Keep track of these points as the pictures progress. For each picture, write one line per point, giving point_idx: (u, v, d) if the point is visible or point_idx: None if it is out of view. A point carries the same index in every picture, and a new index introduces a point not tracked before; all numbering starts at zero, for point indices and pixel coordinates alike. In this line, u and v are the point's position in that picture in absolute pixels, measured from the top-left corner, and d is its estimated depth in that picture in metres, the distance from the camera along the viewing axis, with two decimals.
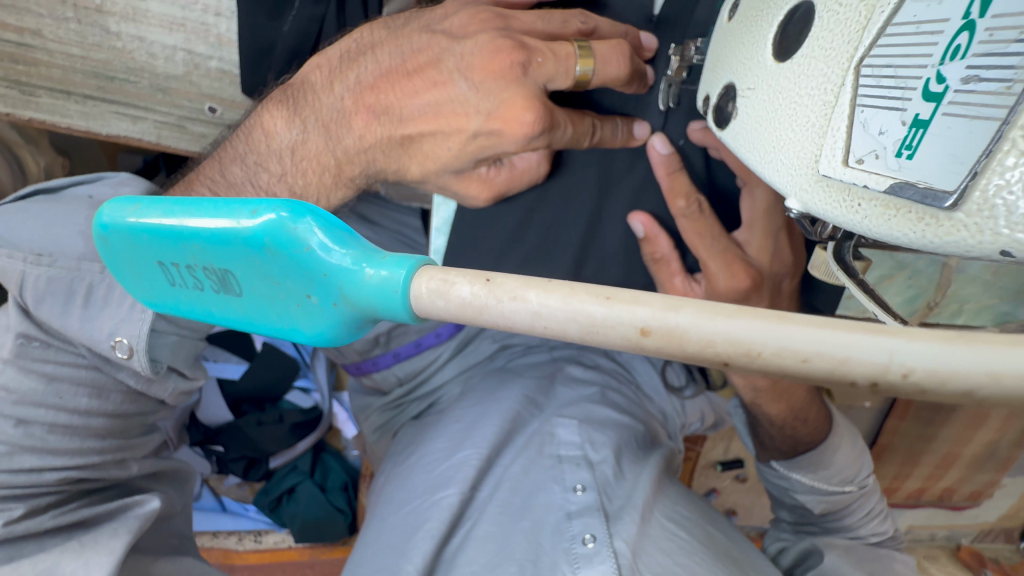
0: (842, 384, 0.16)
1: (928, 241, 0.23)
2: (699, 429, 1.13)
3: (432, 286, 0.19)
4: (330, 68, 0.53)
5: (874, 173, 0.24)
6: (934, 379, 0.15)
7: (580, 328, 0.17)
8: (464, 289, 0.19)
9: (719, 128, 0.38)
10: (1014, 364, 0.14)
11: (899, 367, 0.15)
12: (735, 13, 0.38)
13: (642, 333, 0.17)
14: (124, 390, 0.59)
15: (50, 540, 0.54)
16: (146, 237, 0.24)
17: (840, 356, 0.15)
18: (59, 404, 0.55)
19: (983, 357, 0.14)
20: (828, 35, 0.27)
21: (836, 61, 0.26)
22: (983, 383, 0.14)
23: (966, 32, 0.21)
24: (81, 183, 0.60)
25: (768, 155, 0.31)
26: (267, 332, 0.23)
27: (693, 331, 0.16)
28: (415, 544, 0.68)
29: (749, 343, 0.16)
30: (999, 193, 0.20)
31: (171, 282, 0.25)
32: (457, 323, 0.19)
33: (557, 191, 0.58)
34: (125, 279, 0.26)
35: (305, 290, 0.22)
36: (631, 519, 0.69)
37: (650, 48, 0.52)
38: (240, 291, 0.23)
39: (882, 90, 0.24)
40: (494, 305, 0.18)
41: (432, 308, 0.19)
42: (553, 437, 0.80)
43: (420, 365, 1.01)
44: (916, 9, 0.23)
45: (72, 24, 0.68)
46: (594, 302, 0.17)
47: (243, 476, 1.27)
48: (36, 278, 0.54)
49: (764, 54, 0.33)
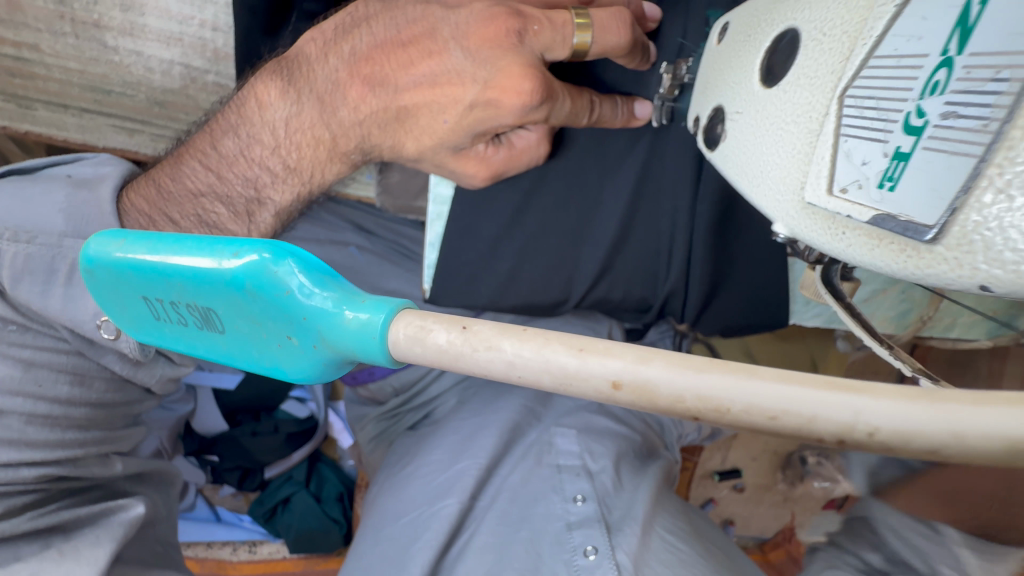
0: (811, 440, 0.16)
1: (911, 272, 0.23)
2: (696, 441, 1.16)
3: (409, 332, 0.19)
4: (324, 40, 0.51)
5: (858, 204, 0.24)
6: (897, 439, 0.15)
7: (553, 379, 0.17)
8: (441, 335, 0.19)
9: (711, 151, 0.38)
10: (976, 424, 0.14)
11: (865, 426, 0.15)
12: (724, 35, 0.38)
13: (614, 387, 0.17)
14: (107, 377, 0.59)
15: (26, 548, 0.53)
16: (131, 274, 0.24)
17: (808, 415, 0.15)
18: (38, 392, 0.53)
19: (947, 417, 0.14)
20: (813, 64, 0.28)
21: (821, 90, 0.27)
22: (947, 442, 0.14)
23: (944, 68, 0.21)
24: (59, 165, 0.57)
25: (755, 184, 0.32)
26: (249, 367, 0.24)
27: (664, 387, 0.16)
28: (414, 555, 0.68)
29: (717, 399, 0.16)
30: (977, 228, 0.20)
31: (156, 316, 0.25)
32: (435, 369, 0.19)
33: (559, 169, 0.57)
34: (110, 309, 0.26)
35: (286, 331, 0.22)
36: (631, 531, 0.68)
37: (654, 18, 0.49)
38: (222, 329, 0.23)
39: (864, 121, 0.24)
40: (469, 354, 0.18)
41: (410, 353, 0.19)
42: (552, 446, 0.81)
43: (415, 377, 1.03)
44: (896, 43, 0.23)
45: (69, 39, 0.67)
46: (567, 353, 0.17)
47: (238, 486, 1.27)
48: (12, 256, 0.50)
49: (750, 80, 0.33)
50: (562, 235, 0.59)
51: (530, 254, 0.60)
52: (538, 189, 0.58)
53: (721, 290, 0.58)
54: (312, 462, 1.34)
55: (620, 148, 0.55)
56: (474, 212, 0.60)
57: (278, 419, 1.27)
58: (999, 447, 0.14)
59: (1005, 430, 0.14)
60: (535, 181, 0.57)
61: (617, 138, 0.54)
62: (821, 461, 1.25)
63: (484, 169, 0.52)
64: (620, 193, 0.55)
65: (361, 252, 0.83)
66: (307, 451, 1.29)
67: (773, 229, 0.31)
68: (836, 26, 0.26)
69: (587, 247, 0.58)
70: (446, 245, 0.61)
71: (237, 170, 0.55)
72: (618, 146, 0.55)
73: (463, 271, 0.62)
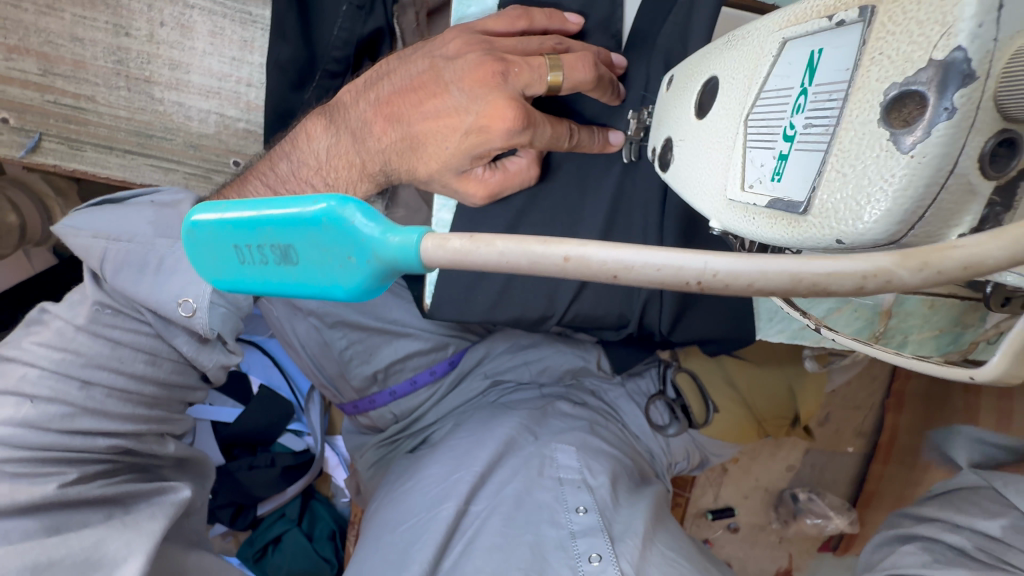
0: (681, 289, 0.20)
1: (795, 239, 0.31)
2: (687, 468, 1.25)
3: (431, 244, 0.23)
4: (357, 90, 0.63)
5: (759, 194, 0.33)
6: (731, 280, 0.19)
7: (529, 259, 0.21)
8: (457, 243, 0.22)
9: (664, 171, 0.47)
10: (776, 267, 0.19)
11: (709, 271, 0.19)
12: (671, 84, 0.49)
13: (564, 260, 0.20)
14: (174, 360, 0.64)
15: (93, 514, 0.55)
16: (228, 227, 0.28)
17: (670, 266, 0.19)
18: (119, 367, 0.59)
19: (759, 264, 0.19)
20: (728, 100, 0.37)
21: (733, 118, 0.36)
22: (757, 276, 0.19)
23: (803, 95, 0.30)
24: (143, 195, 0.68)
25: (696, 190, 0.40)
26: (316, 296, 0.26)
27: (597, 256, 0.20)
28: (415, 552, 0.72)
29: (612, 267, 0.20)
30: (830, 200, 0.28)
31: (240, 261, 0.28)
32: (450, 267, 0.22)
33: (547, 194, 0.66)
34: (201, 264, 0.30)
35: (346, 252, 0.25)
36: (633, 543, 0.75)
37: (621, 66, 0.60)
38: (297, 261, 0.26)
39: (759, 137, 0.33)
40: (474, 251, 0.22)
41: (432, 258, 0.23)
42: (554, 460, 0.87)
43: (413, 405, 1.11)
44: (774, 82, 0.33)
45: (122, 92, 0.79)
46: (534, 241, 0.21)
47: (229, 524, 1.29)
48: (116, 252, 0.61)
49: (689, 116, 0.43)
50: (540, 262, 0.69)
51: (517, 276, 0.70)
52: (530, 208, 0.67)
53: (689, 308, 0.73)
54: (306, 498, 1.38)
55: (597, 171, 0.65)
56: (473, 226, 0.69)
57: (275, 453, 1.30)
58: (788, 280, 0.19)
59: (789, 267, 0.19)
60: (529, 200, 0.66)
61: (595, 164, 0.65)
62: (810, 498, 1.38)
63: (482, 190, 0.61)
64: (601, 205, 0.65)
65: None
66: (301, 486, 1.32)
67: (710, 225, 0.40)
68: (743, 75, 0.36)
69: None
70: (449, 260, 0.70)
71: (288, 187, 0.65)
72: (596, 168, 0.65)
73: (462, 300, 0.71)
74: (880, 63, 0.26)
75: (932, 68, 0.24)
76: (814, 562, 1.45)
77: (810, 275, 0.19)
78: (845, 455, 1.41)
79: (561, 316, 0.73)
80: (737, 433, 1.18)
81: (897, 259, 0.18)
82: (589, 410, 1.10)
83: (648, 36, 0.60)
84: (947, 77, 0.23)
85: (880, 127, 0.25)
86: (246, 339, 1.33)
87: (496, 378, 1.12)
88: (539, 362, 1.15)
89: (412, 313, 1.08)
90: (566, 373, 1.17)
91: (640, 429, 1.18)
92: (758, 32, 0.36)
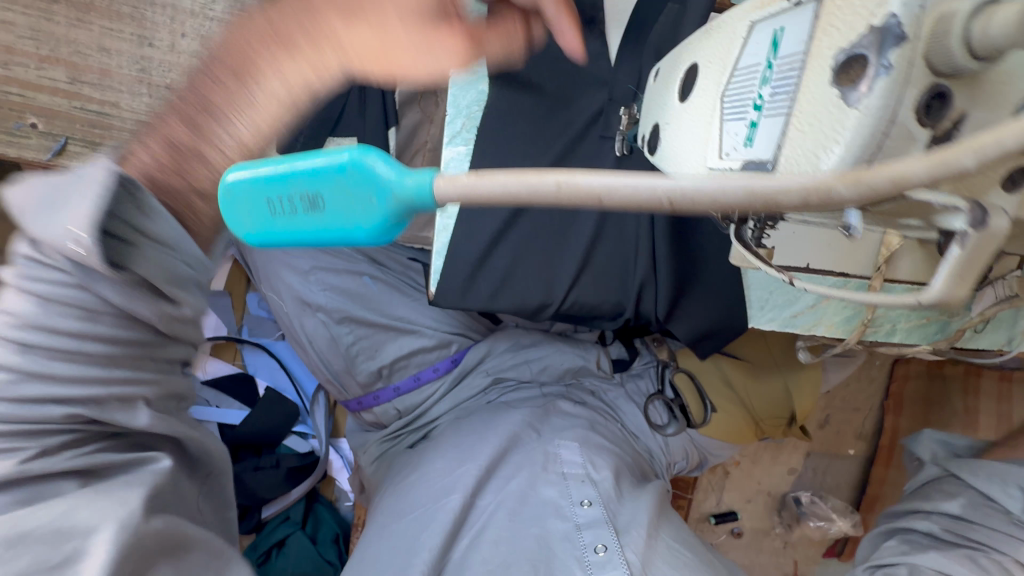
0: (655, 208, 0.23)
1: None
2: (685, 469, 1.27)
3: (442, 182, 0.27)
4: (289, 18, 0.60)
5: (734, 160, 0.36)
6: (693, 198, 0.23)
7: (524, 187, 0.25)
8: (467, 178, 0.26)
9: (652, 154, 0.51)
10: (730, 188, 0.22)
11: (670, 196, 0.23)
12: (658, 75, 0.53)
13: (558, 187, 0.24)
14: (119, 314, 0.44)
15: (60, 484, 0.45)
16: (262, 182, 0.31)
17: (638, 191, 0.23)
18: (56, 327, 0.42)
19: (713, 183, 0.23)
20: (707, 81, 0.41)
21: (711, 97, 0.40)
22: (715, 193, 0.23)
23: (767, 70, 0.34)
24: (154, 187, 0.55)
25: (679, 166, 0.44)
26: (339, 239, 0.30)
27: (584, 182, 0.24)
28: (422, 542, 0.73)
29: (594, 193, 0.24)
30: (790, 156, 0.31)
31: (272, 213, 0.31)
32: (458, 199, 0.26)
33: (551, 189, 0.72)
34: (235, 219, 0.33)
35: (370, 193, 0.28)
36: (638, 533, 0.76)
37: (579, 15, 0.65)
38: (324, 207, 0.29)
39: (733, 109, 0.37)
40: (480, 184, 0.25)
41: (444, 193, 0.27)
42: (557, 457, 0.89)
43: (418, 399, 1.13)
44: (745, 61, 0.37)
45: (144, 98, 0.83)
46: (526, 176, 0.25)
47: (234, 527, 1.30)
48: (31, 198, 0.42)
49: (673, 100, 0.47)
50: (538, 251, 0.74)
51: (517, 266, 0.74)
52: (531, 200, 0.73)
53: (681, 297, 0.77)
54: (310, 501, 1.39)
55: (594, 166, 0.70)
56: (475, 217, 0.72)
57: (280, 454, 1.32)
58: (745, 194, 0.22)
59: (741, 186, 0.22)
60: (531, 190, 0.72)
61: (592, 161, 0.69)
62: (813, 500, 1.39)
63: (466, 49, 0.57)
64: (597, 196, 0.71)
65: (373, 281, 1.11)
66: (304, 488, 1.33)
67: None
68: (721, 57, 0.40)
69: (564, 260, 0.74)
70: (450, 250, 0.73)
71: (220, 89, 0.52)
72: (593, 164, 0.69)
73: (463, 291, 0.74)
74: (832, 32, 0.29)
75: (872, 34, 0.27)
76: (820, 569, 1.45)
77: (761, 192, 0.22)
78: (845, 457, 1.44)
79: (558, 304, 0.76)
80: (737, 430, 1.20)
81: (836, 177, 0.22)
82: (588, 410, 1.12)
83: (639, 35, 0.66)
84: (884, 40, 0.27)
85: (832, 89, 0.29)
86: (252, 341, 1.35)
87: (497, 375, 1.14)
88: (539, 361, 1.17)
89: (417, 311, 1.12)
90: (567, 372, 1.19)
91: (639, 427, 1.19)
92: (734, 20, 0.40)
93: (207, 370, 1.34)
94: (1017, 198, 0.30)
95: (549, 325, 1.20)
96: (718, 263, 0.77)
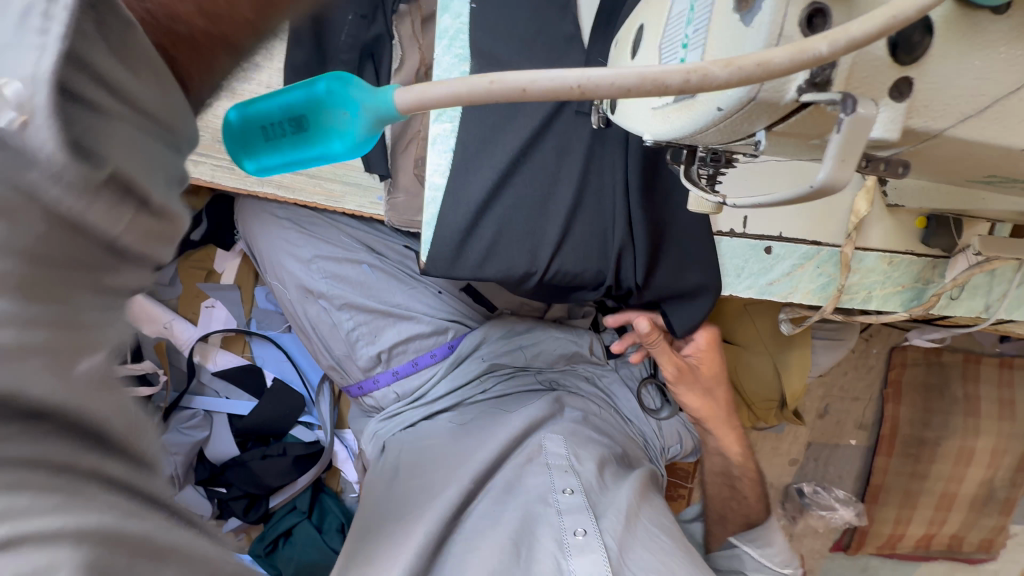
0: (570, 92, 0.28)
1: (693, 122, 0.39)
2: (680, 455, 1.27)
3: (403, 93, 0.32)
4: None
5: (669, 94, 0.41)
6: (598, 85, 0.27)
7: (464, 89, 0.29)
8: (423, 88, 0.31)
9: (613, 113, 0.56)
10: (625, 76, 0.27)
11: (578, 85, 0.28)
12: (616, 43, 0.57)
13: (490, 82, 0.29)
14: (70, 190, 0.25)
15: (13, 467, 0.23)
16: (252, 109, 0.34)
17: (551, 88, 0.28)
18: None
19: (615, 71, 0.27)
20: (651, 35, 0.47)
21: (654, 47, 0.45)
22: (617, 81, 0.27)
23: (690, 14, 0.39)
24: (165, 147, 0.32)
25: (631, 114, 0.49)
26: (320, 152, 0.35)
27: (510, 78, 0.28)
28: (415, 525, 0.82)
29: (518, 85, 0.28)
30: None
31: (266, 138, 0.34)
32: (414, 108, 0.32)
33: (532, 165, 0.79)
34: (231, 147, 0.35)
35: (343, 110, 0.33)
36: (615, 518, 0.82)
37: None
38: (308, 127, 0.34)
39: (668, 53, 0.42)
40: (432, 91, 0.31)
41: (404, 102, 0.32)
42: (542, 448, 0.94)
43: (417, 383, 1.18)
44: (675, 11, 0.42)
45: None
46: (465, 80, 0.29)
47: (242, 516, 1.34)
48: None
49: (627, 58, 0.52)
50: (520, 225, 0.79)
51: (500, 239, 0.79)
52: (513, 175, 0.79)
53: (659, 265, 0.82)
54: (315, 492, 1.41)
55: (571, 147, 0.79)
56: (460, 189, 0.78)
57: (287, 443, 1.37)
58: (639, 79, 0.27)
59: (638, 72, 0.27)
60: (512, 164, 0.79)
61: (570, 145, 0.79)
62: (816, 490, 1.39)
63: None
64: (573, 172, 0.79)
65: (372, 269, 1.15)
66: (311, 477, 1.36)
67: (644, 138, 0.48)
68: (659, 12, 0.45)
69: (546, 230, 0.79)
70: (438, 221, 0.78)
71: None
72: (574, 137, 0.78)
73: (454, 263, 0.79)
74: None
75: None
76: (826, 563, 1.45)
77: (655, 78, 0.27)
78: (848, 447, 1.41)
79: (541, 275, 0.81)
80: None
81: (713, 63, 0.27)
82: (583, 400, 1.16)
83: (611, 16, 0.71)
84: None
85: (735, 13, 0.34)
86: (261, 333, 1.38)
87: (491, 361, 1.16)
88: (534, 346, 1.21)
89: (414, 298, 1.17)
90: (560, 357, 1.22)
91: (633, 412, 1.23)
92: None
93: (216, 361, 1.37)
94: (904, 107, 0.35)
95: (543, 313, 1.25)
96: (693, 233, 0.82)
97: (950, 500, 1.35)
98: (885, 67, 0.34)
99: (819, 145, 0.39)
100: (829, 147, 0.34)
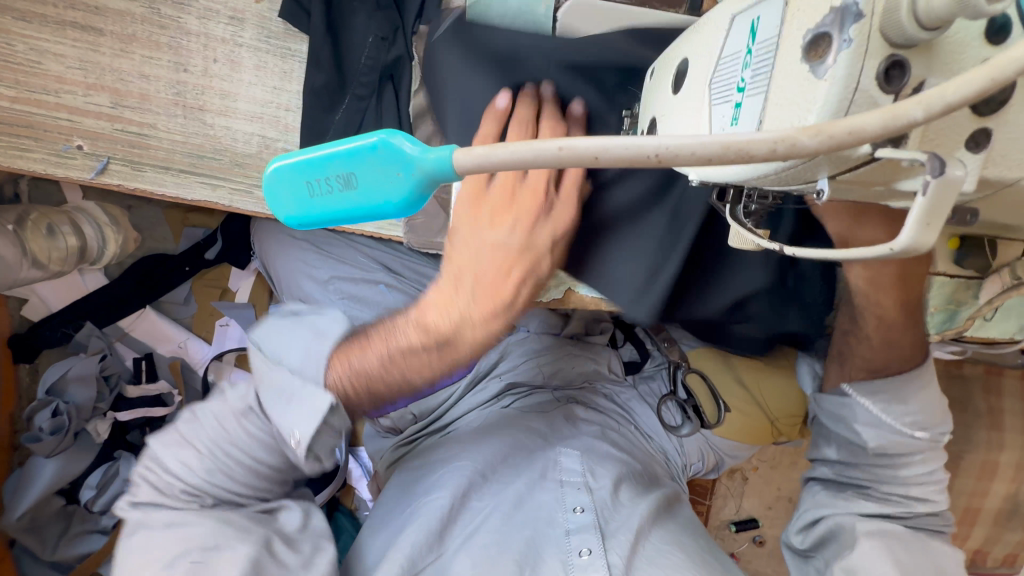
0: (645, 160, 0.27)
1: (749, 169, 0.38)
2: (701, 472, 1.26)
3: (461, 153, 0.31)
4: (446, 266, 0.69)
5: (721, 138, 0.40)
6: (672, 154, 0.26)
7: (532, 154, 0.28)
8: (482, 148, 0.30)
9: None
10: (698, 145, 0.26)
11: (653, 154, 0.26)
12: (652, 74, 0.56)
13: (559, 150, 0.27)
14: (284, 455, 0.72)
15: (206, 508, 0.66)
16: (304, 167, 0.34)
17: (626, 157, 0.27)
18: (252, 451, 0.70)
19: (689, 141, 0.26)
20: (698, 72, 0.45)
21: (701, 86, 0.44)
22: (690, 151, 0.26)
23: (748, 56, 0.38)
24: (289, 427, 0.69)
25: None
26: (371, 210, 0.34)
27: (584, 145, 0.27)
28: (408, 535, 0.81)
29: (589, 153, 0.27)
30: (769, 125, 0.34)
31: (312, 195, 0.35)
32: (475, 167, 0.30)
33: None
34: (277, 203, 0.36)
35: (394, 169, 0.33)
36: (624, 537, 0.81)
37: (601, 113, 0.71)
38: (358, 185, 0.33)
39: (720, 93, 0.41)
40: (493, 153, 0.29)
41: (462, 162, 0.31)
42: (558, 464, 0.92)
43: (433, 404, 1.15)
44: (727, 52, 0.41)
45: (178, 119, 0.90)
46: (532, 145, 0.28)
47: None
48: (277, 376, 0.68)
49: (668, 94, 0.51)
50: None
51: None
52: None
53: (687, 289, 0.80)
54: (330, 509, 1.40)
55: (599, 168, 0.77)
56: None
57: None
58: (717, 148, 0.26)
59: (715, 141, 0.26)
60: None
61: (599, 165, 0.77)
62: None
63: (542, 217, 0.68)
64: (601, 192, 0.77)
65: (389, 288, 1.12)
66: (326, 496, 1.33)
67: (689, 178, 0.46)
68: (706, 51, 0.44)
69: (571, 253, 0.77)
70: None
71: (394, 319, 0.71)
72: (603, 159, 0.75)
73: None
74: (799, 15, 0.33)
75: (833, 13, 0.31)
76: None
77: (730, 145, 0.26)
78: None
79: None
80: (754, 431, 1.18)
81: (800, 130, 0.26)
82: (601, 414, 1.14)
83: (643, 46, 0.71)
84: (844, 18, 0.30)
85: (803, 63, 0.32)
86: None
87: (510, 379, 1.15)
88: (552, 364, 1.19)
89: None
90: (579, 375, 1.21)
91: (653, 429, 1.20)
92: (717, 16, 0.44)
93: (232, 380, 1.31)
94: (982, 158, 0.33)
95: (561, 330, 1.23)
96: (726, 266, 0.78)
97: (973, 514, 1.33)
98: (964, 120, 0.32)
99: (883, 192, 0.37)
100: (912, 209, 0.32)
